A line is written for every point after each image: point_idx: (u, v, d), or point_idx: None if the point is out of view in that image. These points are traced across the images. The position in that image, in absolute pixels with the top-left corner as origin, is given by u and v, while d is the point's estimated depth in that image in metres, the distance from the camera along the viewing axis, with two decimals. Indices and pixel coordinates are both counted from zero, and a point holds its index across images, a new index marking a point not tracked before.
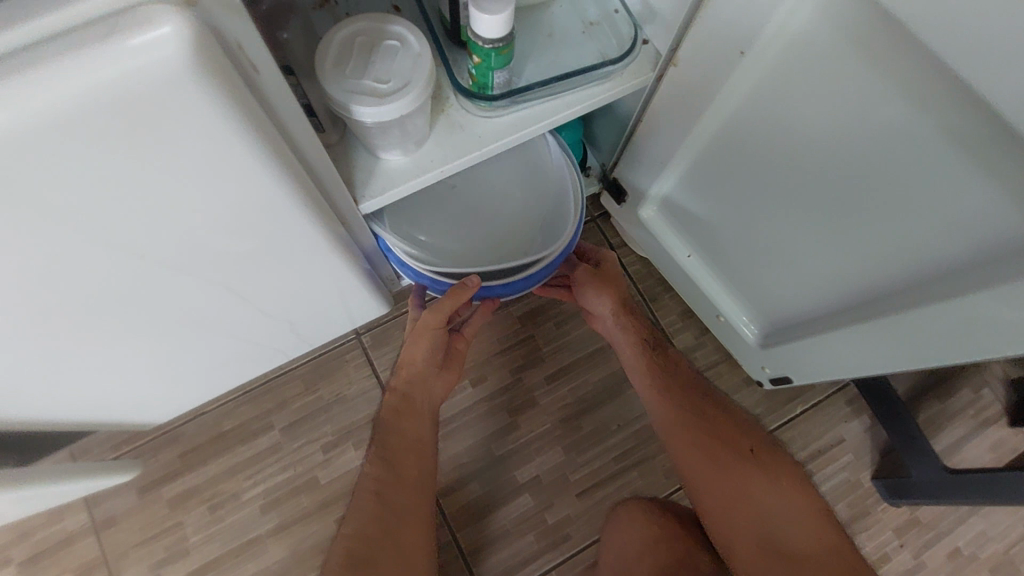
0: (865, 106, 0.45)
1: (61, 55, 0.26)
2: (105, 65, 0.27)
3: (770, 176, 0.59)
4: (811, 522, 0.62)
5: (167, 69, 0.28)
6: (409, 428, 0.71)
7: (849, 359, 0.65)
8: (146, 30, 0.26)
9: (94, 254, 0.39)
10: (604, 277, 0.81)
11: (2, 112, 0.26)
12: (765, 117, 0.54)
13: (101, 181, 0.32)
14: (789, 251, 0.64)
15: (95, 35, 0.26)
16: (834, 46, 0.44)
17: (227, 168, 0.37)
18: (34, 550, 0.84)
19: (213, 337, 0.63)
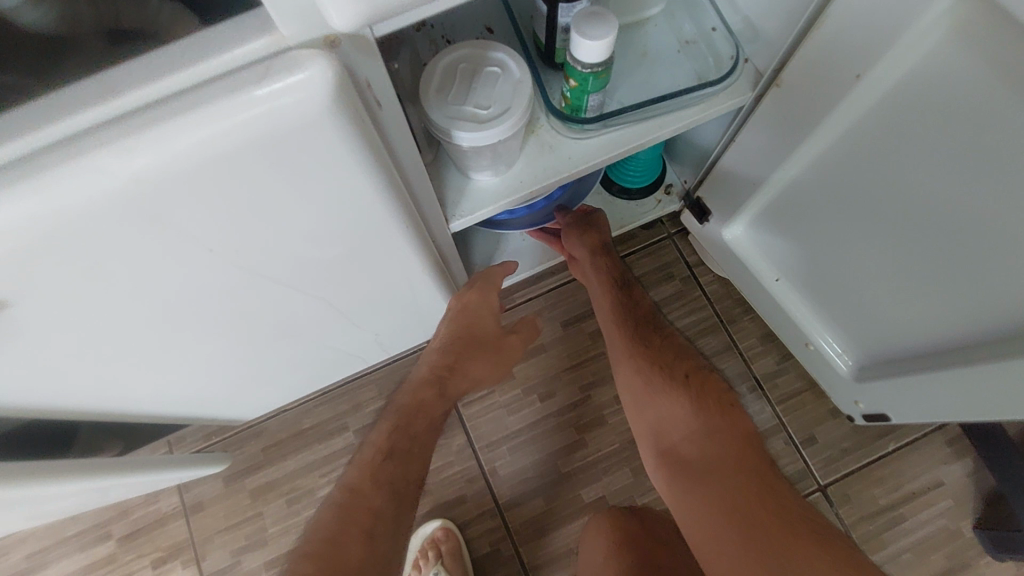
0: (1002, 140, 0.42)
1: (215, 98, 0.28)
2: (251, 107, 0.28)
3: (879, 204, 0.55)
4: (742, 457, 0.57)
5: (307, 110, 0.29)
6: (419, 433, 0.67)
7: (955, 403, 0.60)
8: (293, 73, 0.28)
9: (213, 271, 0.41)
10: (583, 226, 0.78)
11: (162, 150, 0.29)
12: (880, 141, 0.51)
13: (231, 209, 0.35)
14: (893, 284, 0.60)
15: (246, 80, 0.28)
16: (970, 71, 0.41)
17: (339, 194, 0.38)
18: (132, 527, 0.91)
19: (306, 345, 0.66)
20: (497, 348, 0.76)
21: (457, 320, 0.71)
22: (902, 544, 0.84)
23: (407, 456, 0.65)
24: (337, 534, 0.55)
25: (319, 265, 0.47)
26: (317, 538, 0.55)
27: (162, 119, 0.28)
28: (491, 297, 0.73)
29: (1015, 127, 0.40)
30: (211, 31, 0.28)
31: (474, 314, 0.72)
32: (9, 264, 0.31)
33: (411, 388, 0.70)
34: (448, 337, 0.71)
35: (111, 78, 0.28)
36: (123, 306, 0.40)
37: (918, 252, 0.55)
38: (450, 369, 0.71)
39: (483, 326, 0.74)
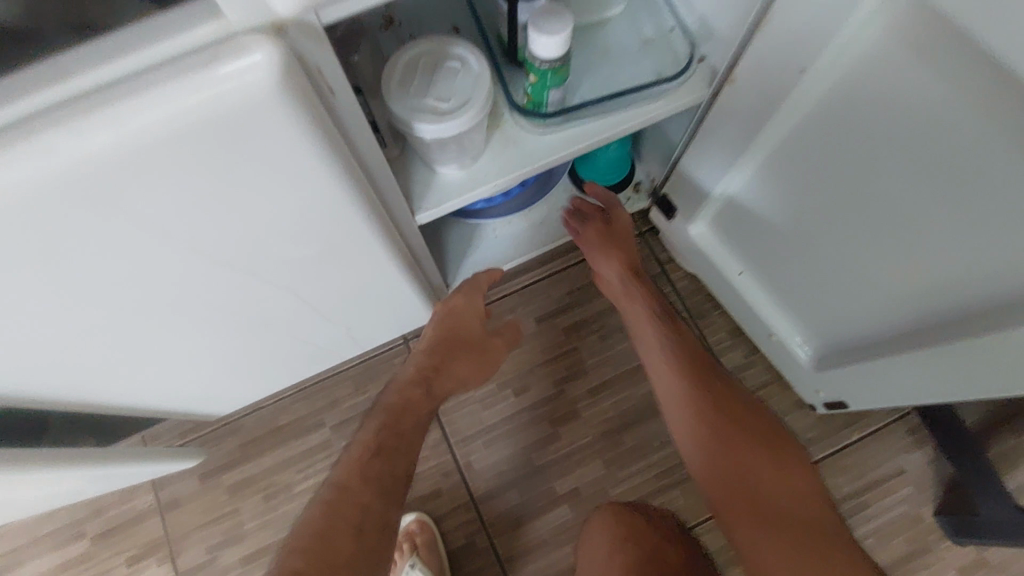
0: (930, 127, 0.44)
1: (167, 79, 0.29)
2: (201, 88, 0.30)
3: (830, 196, 0.57)
4: (818, 515, 0.61)
5: (258, 92, 0.31)
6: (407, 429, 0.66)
7: (909, 387, 0.62)
8: (243, 56, 0.30)
9: (175, 256, 0.42)
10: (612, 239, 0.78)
11: (115, 129, 0.30)
12: (827, 134, 0.53)
13: (190, 192, 0.36)
14: (847, 274, 0.62)
15: (198, 62, 0.29)
16: (902, 65, 0.44)
17: (299, 180, 0.39)
18: (107, 524, 0.91)
19: (277, 336, 0.66)
20: (479, 351, 0.75)
21: (442, 322, 0.73)
22: (866, 531, 0.86)
23: (395, 452, 0.64)
24: (327, 531, 0.55)
25: (285, 254, 0.49)
26: (304, 534, 0.55)
27: (114, 99, 0.29)
28: (476, 300, 0.75)
29: (946, 115, 0.43)
30: (164, 15, 0.30)
31: (459, 317, 0.74)
32: None
33: (396, 388, 0.69)
34: (432, 340, 0.73)
35: (63, 61, 0.29)
36: (87, 289, 0.41)
37: (868, 240, 0.57)
38: (436, 369, 0.71)
39: (469, 330, 0.75)
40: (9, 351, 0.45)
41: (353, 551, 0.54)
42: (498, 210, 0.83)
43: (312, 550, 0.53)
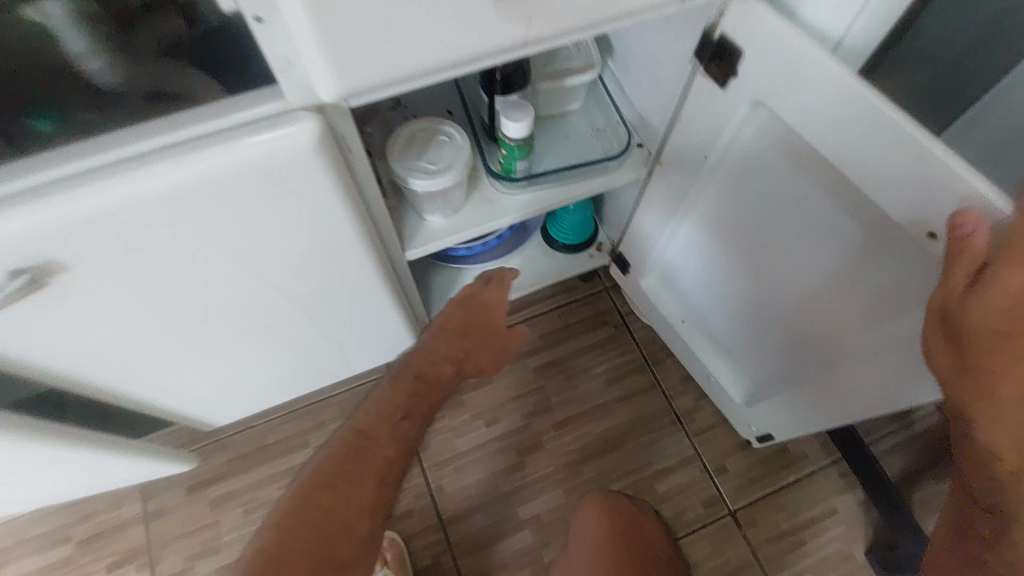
0: (804, 204, 0.60)
1: (244, 135, 0.44)
2: (266, 141, 0.44)
3: (744, 254, 0.72)
4: None
5: (304, 146, 0.45)
6: (430, 399, 0.73)
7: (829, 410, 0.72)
8: (296, 123, 0.44)
9: (220, 265, 0.55)
10: (987, 318, 0.39)
11: (204, 165, 0.44)
12: (731, 205, 0.70)
13: (243, 213, 0.50)
14: (764, 318, 0.76)
15: (266, 125, 0.44)
16: (771, 153, 0.61)
17: (323, 212, 0.53)
18: (93, 530, 0.97)
19: (281, 352, 0.78)
20: (496, 347, 0.81)
21: (473, 308, 0.78)
22: (801, 565, 0.94)
23: (418, 419, 0.72)
24: (352, 479, 0.64)
25: (302, 274, 0.62)
26: (323, 476, 0.64)
27: (207, 146, 0.43)
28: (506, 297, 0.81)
29: (804, 187, 0.59)
30: (247, 95, 0.44)
31: (486, 308, 0.79)
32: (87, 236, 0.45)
33: (422, 362, 0.73)
34: (459, 323, 0.77)
35: (173, 120, 0.43)
36: (150, 287, 0.54)
37: (775, 288, 0.71)
38: (464, 353, 0.77)
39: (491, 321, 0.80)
40: (75, 339, 0.56)
41: (373, 498, 0.64)
42: (478, 257, 0.98)
43: (336, 492, 0.63)
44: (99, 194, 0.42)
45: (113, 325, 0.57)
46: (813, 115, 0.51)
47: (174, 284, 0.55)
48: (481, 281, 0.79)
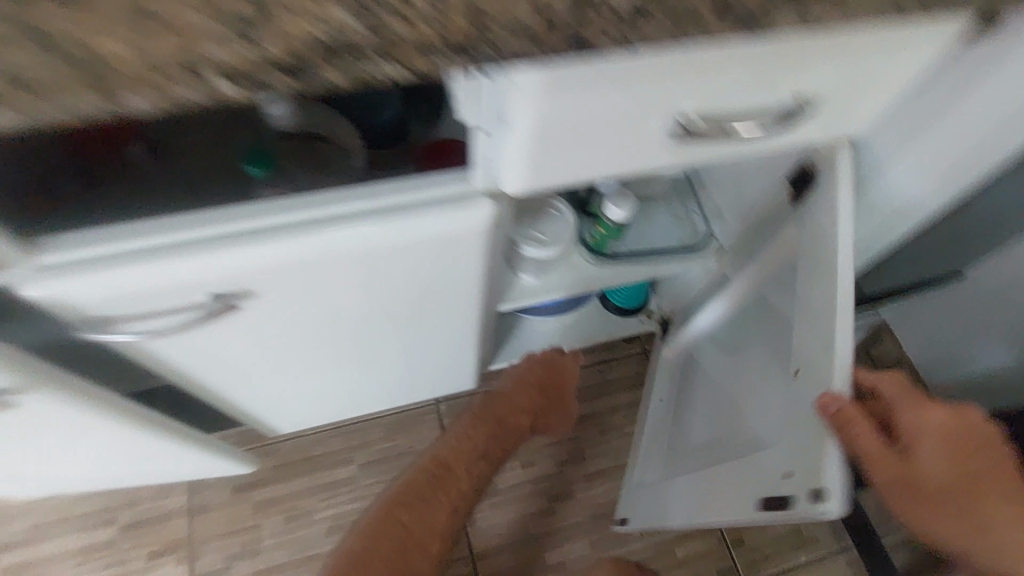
0: (780, 320, 0.72)
1: (436, 210, 0.51)
2: (451, 217, 0.52)
3: (729, 340, 0.84)
4: None
5: (479, 225, 0.53)
6: (504, 444, 0.90)
7: (683, 505, 0.81)
8: (478, 205, 0.52)
9: (361, 307, 0.62)
10: (930, 455, 0.56)
11: (397, 231, 0.51)
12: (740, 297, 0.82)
13: (403, 271, 0.57)
14: (710, 405, 0.86)
15: (452, 203, 0.52)
16: (771, 262, 0.74)
17: (463, 274, 0.61)
18: (138, 517, 1.01)
19: (363, 378, 0.83)
20: (560, 404, 0.98)
21: (552, 371, 0.95)
22: None
23: (491, 460, 0.88)
24: (430, 500, 0.81)
25: (418, 319, 0.68)
26: (407, 495, 0.80)
27: (404, 214, 0.51)
28: (575, 364, 0.98)
29: (780, 295, 0.72)
30: (437, 175, 0.52)
31: (560, 375, 0.96)
32: (281, 277, 0.51)
33: (503, 409, 0.90)
34: (536, 380, 0.94)
35: (376, 188, 0.51)
36: (295, 322, 0.60)
37: (732, 376, 0.82)
38: (538, 410, 0.94)
39: (562, 386, 0.97)
40: (215, 356, 0.62)
41: (444, 523, 0.81)
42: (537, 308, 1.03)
43: (414, 512, 0.79)
44: (309, 246, 0.49)
45: (251, 347, 0.63)
46: (820, 234, 0.62)
47: (310, 323, 0.61)
48: (557, 350, 0.95)
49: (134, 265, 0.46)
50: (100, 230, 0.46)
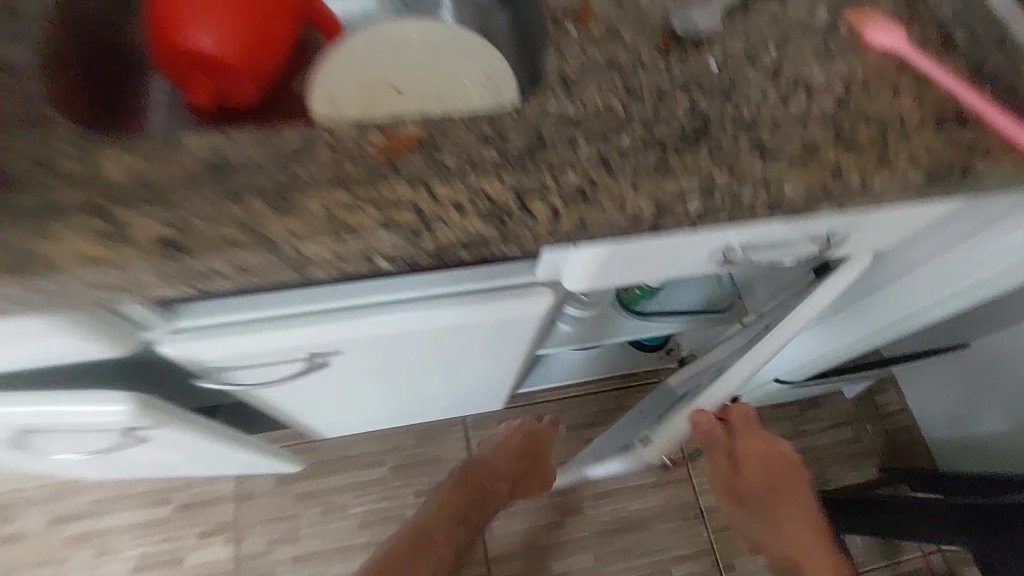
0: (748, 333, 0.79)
1: (503, 296, 0.58)
2: (516, 304, 0.58)
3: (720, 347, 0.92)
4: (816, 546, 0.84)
5: (538, 309, 0.60)
6: (482, 509, 1.00)
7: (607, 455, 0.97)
8: (540, 295, 0.58)
9: (422, 361, 0.69)
10: (755, 465, 0.84)
11: (468, 314, 0.58)
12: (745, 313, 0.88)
13: (466, 339, 0.64)
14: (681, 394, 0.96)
15: (518, 291, 0.58)
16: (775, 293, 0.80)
17: (515, 339, 0.68)
18: (193, 498, 1.14)
19: (408, 404, 0.92)
20: (538, 471, 1.05)
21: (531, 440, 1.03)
22: None
23: (467, 522, 0.98)
24: (412, 568, 0.91)
25: (467, 367, 0.76)
26: (391, 560, 0.91)
27: (475, 300, 0.58)
28: (552, 432, 1.06)
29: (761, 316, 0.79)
30: (505, 264, 0.59)
31: (536, 442, 1.04)
32: (362, 344, 0.59)
33: (485, 477, 1.00)
34: (515, 447, 1.03)
35: (452, 275, 0.57)
36: (364, 371, 0.68)
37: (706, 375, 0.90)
38: (514, 476, 1.02)
39: (538, 453, 1.04)
40: (290, 392, 0.70)
41: None
42: None
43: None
44: (391, 323, 0.57)
45: (321, 386, 0.71)
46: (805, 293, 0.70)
47: (376, 372, 0.69)
48: (534, 420, 1.04)
49: (243, 336, 0.53)
50: (214, 304, 0.53)
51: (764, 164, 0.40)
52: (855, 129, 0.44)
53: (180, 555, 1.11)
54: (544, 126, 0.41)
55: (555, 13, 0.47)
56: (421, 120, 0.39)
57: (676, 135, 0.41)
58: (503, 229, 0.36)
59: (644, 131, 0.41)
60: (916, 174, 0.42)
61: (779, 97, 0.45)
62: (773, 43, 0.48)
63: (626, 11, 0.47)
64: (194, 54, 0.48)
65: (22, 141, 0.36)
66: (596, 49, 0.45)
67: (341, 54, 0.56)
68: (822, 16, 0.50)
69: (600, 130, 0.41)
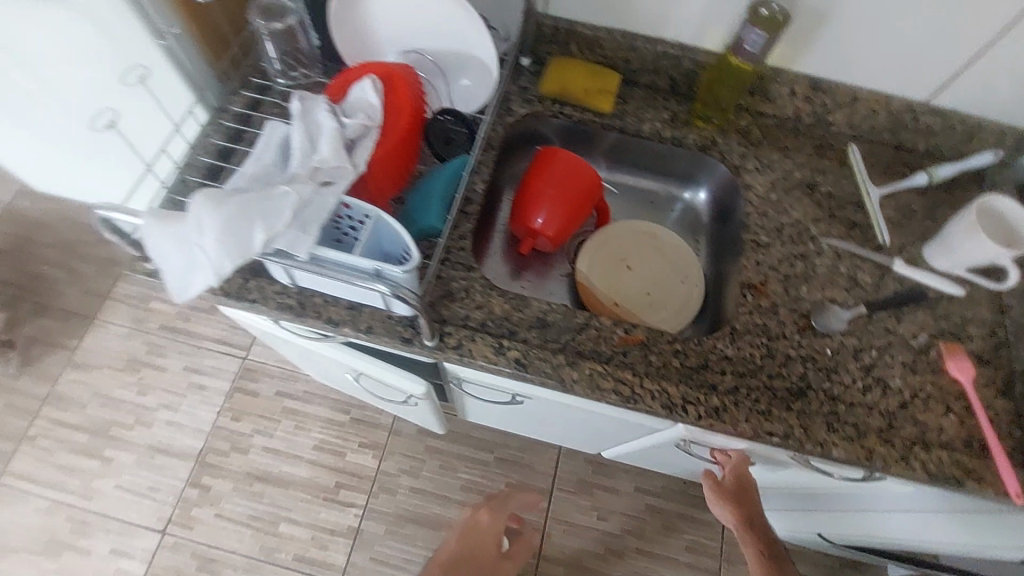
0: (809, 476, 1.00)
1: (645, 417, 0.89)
2: (651, 424, 0.89)
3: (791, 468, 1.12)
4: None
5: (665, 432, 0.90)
6: None
7: (661, 460, 1.22)
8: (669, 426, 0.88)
9: (571, 418, 1.03)
10: (730, 482, 0.91)
11: (621, 417, 0.90)
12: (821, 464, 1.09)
13: (608, 421, 0.96)
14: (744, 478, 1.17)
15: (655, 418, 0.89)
16: None
17: (638, 432, 0.99)
18: (363, 416, 1.62)
19: (537, 429, 1.28)
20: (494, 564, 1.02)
21: (471, 536, 1.02)
22: None
23: None
24: None
25: (596, 430, 1.09)
26: None
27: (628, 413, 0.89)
28: (494, 513, 1.04)
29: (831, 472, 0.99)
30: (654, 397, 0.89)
31: (480, 535, 1.02)
32: (549, 403, 0.93)
33: None
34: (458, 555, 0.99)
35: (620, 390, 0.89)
36: (534, 408, 1.03)
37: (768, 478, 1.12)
38: None
39: (484, 550, 1.01)
40: (482, 401, 1.08)
41: None
42: None
43: None
44: (571, 405, 0.90)
45: (502, 406, 1.07)
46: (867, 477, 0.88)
47: (540, 411, 1.04)
48: (473, 509, 1.02)
49: (489, 378, 0.89)
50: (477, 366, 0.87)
51: (827, 431, 0.68)
52: (901, 428, 0.70)
53: (343, 451, 1.58)
54: (710, 357, 0.72)
55: (743, 282, 0.77)
56: (646, 331, 0.72)
57: (784, 390, 0.71)
58: (670, 412, 0.68)
59: (766, 380, 0.71)
60: (923, 475, 0.67)
61: (861, 387, 0.72)
62: (877, 347, 0.74)
63: (789, 295, 0.77)
64: (529, 226, 0.86)
65: (460, 275, 0.74)
66: (760, 314, 0.75)
67: (602, 236, 0.90)
68: (922, 339, 0.75)
69: (742, 370, 0.71)
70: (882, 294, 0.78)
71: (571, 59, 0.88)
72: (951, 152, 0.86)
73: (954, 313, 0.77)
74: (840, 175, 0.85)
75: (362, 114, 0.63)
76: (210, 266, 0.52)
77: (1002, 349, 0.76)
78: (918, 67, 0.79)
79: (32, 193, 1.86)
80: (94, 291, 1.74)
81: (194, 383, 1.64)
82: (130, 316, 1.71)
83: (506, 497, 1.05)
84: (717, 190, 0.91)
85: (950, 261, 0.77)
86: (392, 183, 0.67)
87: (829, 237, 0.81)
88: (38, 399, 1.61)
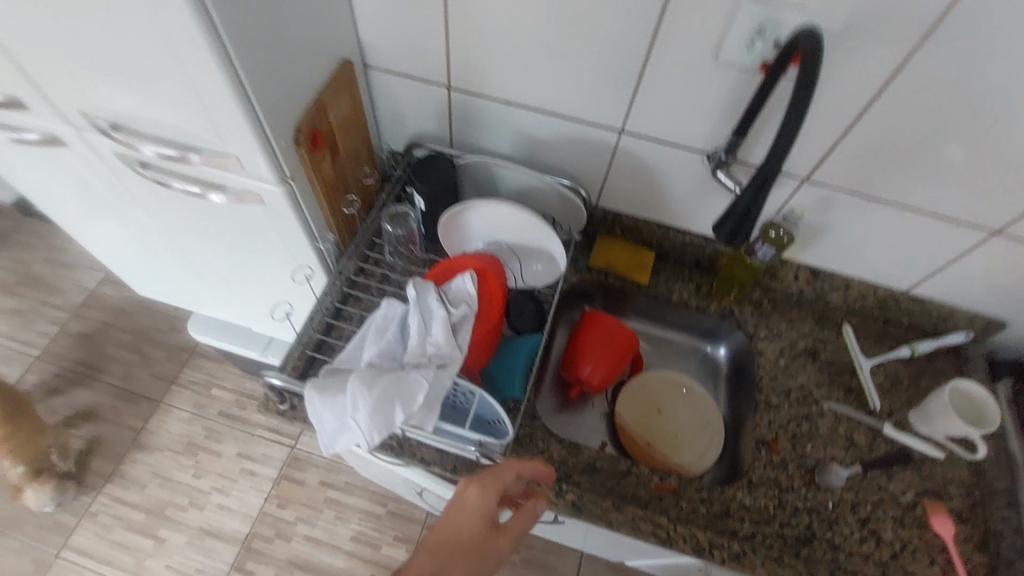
0: None
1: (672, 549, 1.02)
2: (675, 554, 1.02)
3: None
4: None
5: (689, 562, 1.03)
6: None
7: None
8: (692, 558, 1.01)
9: (602, 538, 1.15)
10: None
11: (650, 547, 1.03)
12: None
13: (636, 547, 1.09)
14: None
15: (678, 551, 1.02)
16: None
17: (663, 556, 1.12)
18: (399, 510, 1.74)
19: (567, 540, 1.40)
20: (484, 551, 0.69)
21: (455, 522, 0.69)
22: None
23: None
24: None
25: (624, 550, 1.21)
26: None
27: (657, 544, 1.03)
28: (486, 486, 0.70)
29: None
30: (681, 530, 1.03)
31: (464, 515, 0.69)
32: (586, 527, 1.07)
33: None
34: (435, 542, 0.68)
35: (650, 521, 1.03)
36: (570, 527, 1.16)
37: None
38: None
39: (469, 536, 0.69)
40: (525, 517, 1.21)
41: None
42: None
43: None
44: (605, 532, 1.04)
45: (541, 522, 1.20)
46: None
47: (575, 530, 1.17)
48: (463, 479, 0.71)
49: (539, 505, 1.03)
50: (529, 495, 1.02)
51: None
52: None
53: (379, 543, 1.69)
54: (731, 505, 0.87)
55: (758, 438, 0.94)
56: (678, 480, 0.88)
57: (794, 538, 0.85)
58: (699, 554, 0.82)
59: (778, 528, 0.85)
60: None
61: (859, 537, 0.85)
62: (872, 502, 0.88)
63: (797, 453, 0.92)
64: (578, 375, 1.03)
65: (526, 423, 0.91)
66: (773, 468, 0.91)
67: (637, 383, 1.08)
68: (909, 496, 0.90)
69: (758, 518, 0.86)
70: (876, 454, 0.93)
71: (615, 238, 1.08)
72: (930, 330, 1.04)
73: (937, 473, 0.92)
74: (837, 345, 1.03)
75: (464, 304, 0.82)
76: (360, 440, 0.70)
77: (978, 507, 0.90)
78: (901, 270, 0.98)
79: (115, 283, 2.07)
80: (161, 376, 1.91)
81: (245, 469, 1.78)
82: (193, 401, 1.88)
83: (504, 468, 0.72)
84: (735, 348, 1.09)
85: (930, 427, 0.93)
86: (482, 356, 0.85)
87: (829, 400, 0.97)
88: (103, 476, 1.75)
